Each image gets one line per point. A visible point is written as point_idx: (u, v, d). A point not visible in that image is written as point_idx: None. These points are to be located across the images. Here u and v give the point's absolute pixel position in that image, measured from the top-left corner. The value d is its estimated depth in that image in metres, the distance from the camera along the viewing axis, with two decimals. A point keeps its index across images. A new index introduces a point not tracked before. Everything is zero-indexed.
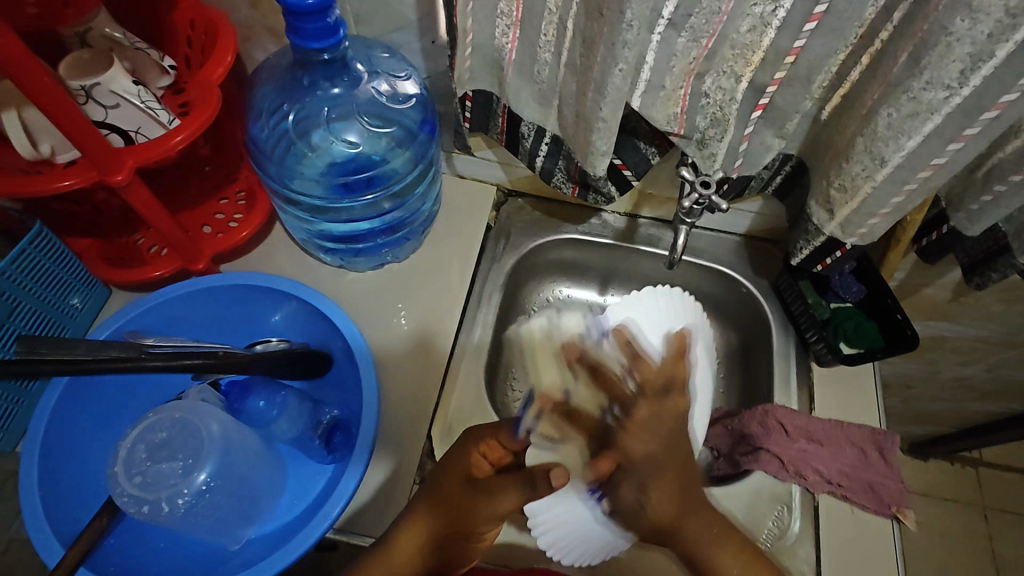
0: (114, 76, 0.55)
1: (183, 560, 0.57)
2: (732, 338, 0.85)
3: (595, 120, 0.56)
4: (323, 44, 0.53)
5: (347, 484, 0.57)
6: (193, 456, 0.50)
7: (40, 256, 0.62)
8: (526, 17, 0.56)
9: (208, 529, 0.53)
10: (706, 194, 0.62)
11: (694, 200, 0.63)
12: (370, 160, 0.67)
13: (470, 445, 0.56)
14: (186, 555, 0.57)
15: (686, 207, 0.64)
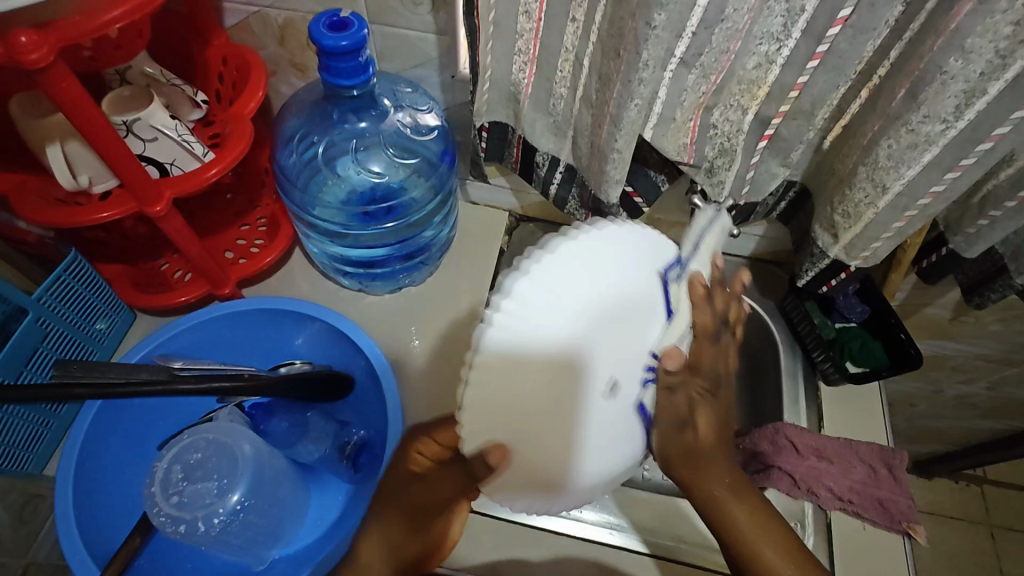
0: (153, 111, 0.58)
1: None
2: (739, 358, 0.87)
3: (611, 151, 0.59)
4: (353, 82, 0.55)
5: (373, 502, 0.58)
6: (227, 477, 0.51)
7: (73, 282, 0.64)
8: (544, 55, 0.60)
9: (237, 549, 0.54)
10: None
11: None
12: (391, 189, 0.70)
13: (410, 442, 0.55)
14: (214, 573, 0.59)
15: None
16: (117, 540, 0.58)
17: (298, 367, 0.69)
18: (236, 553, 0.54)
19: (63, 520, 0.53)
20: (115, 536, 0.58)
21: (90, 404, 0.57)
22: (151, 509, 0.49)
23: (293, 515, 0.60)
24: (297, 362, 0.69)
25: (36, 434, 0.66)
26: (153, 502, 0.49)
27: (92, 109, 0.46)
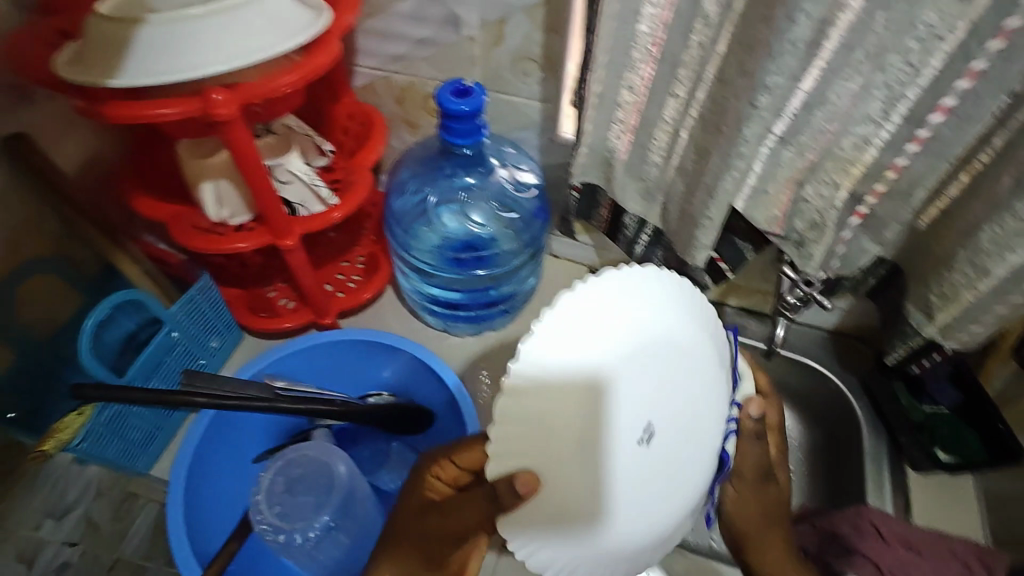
0: (292, 158, 0.65)
1: None
2: (818, 432, 0.86)
3: (702, 218, 0.62)
4: (466, 141, 0.61)
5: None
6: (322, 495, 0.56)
7: (202, 301, 0.71)
8: (641, 125, 0.63)
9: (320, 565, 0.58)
10: (808, 290, 0.68)
11: (797, 295, 0.70)
12: (485, 239, 0.75)
13: (424, 468, 0.54)
14: None
15: (789, 302, 0.71)
16: (212, 547, 0.62)
17: (385, 400, 0.73)
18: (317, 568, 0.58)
19: (174, 521, 0.56)
20: (210, 543, 0.62)
21: (204, 413, 0.62)
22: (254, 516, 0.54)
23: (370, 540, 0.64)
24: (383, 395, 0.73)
25: (150, 437, 0.72)
26: (257, 510, 0.54)
27: (255, 156, 0.53)
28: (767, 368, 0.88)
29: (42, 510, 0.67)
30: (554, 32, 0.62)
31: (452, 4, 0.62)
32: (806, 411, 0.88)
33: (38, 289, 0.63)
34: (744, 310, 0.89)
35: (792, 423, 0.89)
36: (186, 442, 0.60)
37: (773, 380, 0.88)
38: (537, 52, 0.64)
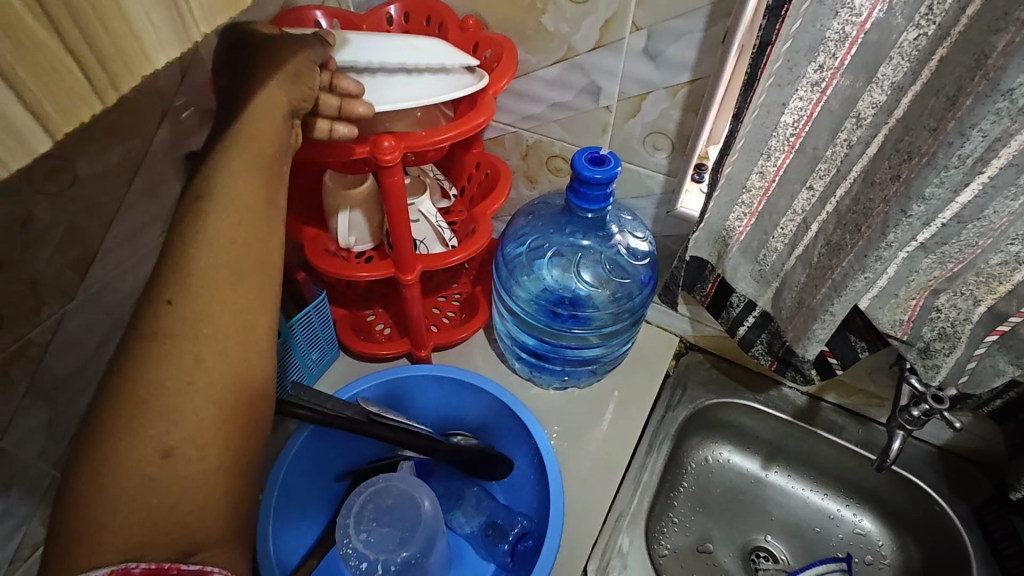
0: (424, 199, 0.70)
1: None
2: (914, 555, 0.79)
3: (822, 312, 0.61)
4: (591, 206, 0.63)
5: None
6: (407, 530, 0.59)
7: (314, 318, 0.75)
8: (767, 211, 0.63)
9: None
10: (936, 406, 0.64)
11: (923, 410, 0.64)
12: (586, 299, 0.76)
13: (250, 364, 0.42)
14: None
15: (912, 416, 0.65)
16: (291, 561, 0.64)
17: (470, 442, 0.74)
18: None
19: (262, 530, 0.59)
20: (290, 556, 0.64)
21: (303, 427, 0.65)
22: (342, 537, 0.58)
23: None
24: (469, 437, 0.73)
25: None
26: (347, 533, 0.58)
27: (399, 197, 0.56)
28: (861, 474, 0.82)
29: None
30: (692, 111, 0.63)
31: (596, 76, 0.65)
32: (900, 529, 0.81)
33: None
34: (841, 409, 0.84)
35: (884, 539, 0.82)
36: (282, 455, 0.63)
37: (865, 487, 0.83)
38: (672, 129, 0.66)
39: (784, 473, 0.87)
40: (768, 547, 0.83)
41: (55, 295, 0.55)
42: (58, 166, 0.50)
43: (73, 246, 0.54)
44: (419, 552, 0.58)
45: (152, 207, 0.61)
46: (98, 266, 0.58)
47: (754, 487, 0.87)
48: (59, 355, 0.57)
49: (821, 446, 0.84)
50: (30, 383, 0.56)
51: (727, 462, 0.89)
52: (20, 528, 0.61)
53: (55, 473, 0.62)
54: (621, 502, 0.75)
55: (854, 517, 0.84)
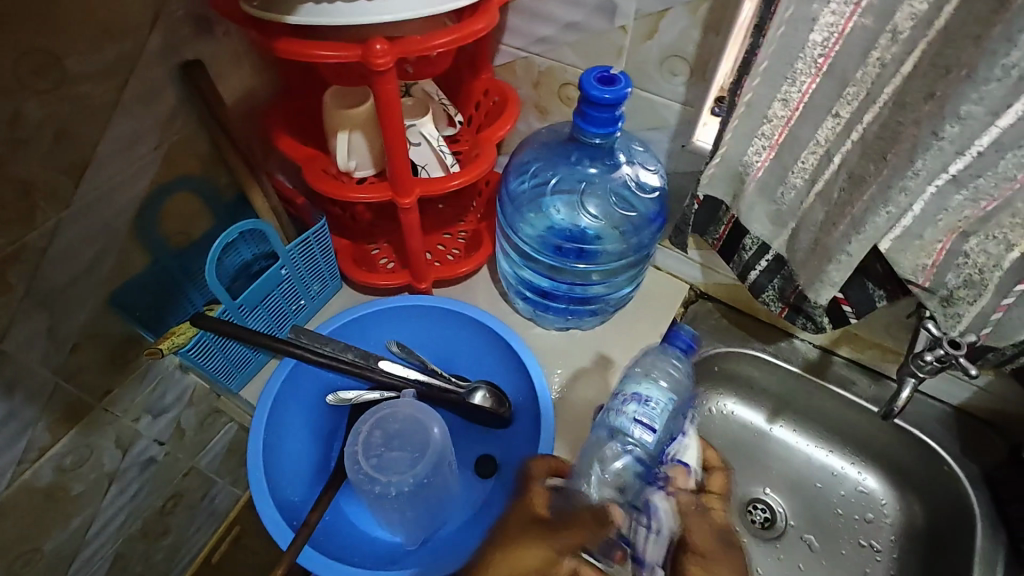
0: (425, 121, 0.67)
1: (365, 544, 0.63)
2: (917, 516, 0.77)
3: (839, 252, 0.58)
4: (599, 131, 0.60)
5: (512, 519, 0.58)
6: (416, 452, 0.59)
7: (314, 243, 0.73)
8: (788, 144, 0.59)
9: (405, 522, 0.62)
10: (951, 351, 0.59)
11: (937, 356, 0.60)
12: (592, 236, 0.73)
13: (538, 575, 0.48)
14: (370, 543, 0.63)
15: (924, 362, 0.61)
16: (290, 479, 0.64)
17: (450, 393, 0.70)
18: (397, 523, 0.62)
19: (254, 443, 0.60)
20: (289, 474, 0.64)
21: (284, 363, 0.64)
22: (352, 464, 0.59)
23: (447, 502, 0.64)
24: (484, 394, 0.69)
25: (245, 360, 0.73)
26: (356, 459, 0.59)
27: (396, 108, 0.53)
28: (869, 431, 0.80)
29: (143, 408, 0.75)
30: (715, 30, 0.58)
31: None
32: (905, 487, 0.79)
33: (181, 205, 0.68)
34: (855, 365, 0.81)
35: (887, 499, 0.80)
36: (267, 390, 0.62)
37: (871, 445, 0.81)
38: (691, 51, 0.61)
39: (789, 427, 0.86)
40: (766, 499, 0.82)
41: (49, 199, 0.54)
42: (45, 63, 0.49)
43: (64, 150, 0.54)
44: (428, 473, 0.59)
45: (146, 118, 0.60)
46: (92, 174, 0.57)
47: (757, 440, 0.86)
48: (56, 262, 0.57)
49: (830, 401, 0.81)
50: (27, 287, 0.56)
51: (730, 414, 0.87)
52: (26, 431, 0.63)
53: (58, 380, 0.63)
54: None
55: (857, 475, 0.82)
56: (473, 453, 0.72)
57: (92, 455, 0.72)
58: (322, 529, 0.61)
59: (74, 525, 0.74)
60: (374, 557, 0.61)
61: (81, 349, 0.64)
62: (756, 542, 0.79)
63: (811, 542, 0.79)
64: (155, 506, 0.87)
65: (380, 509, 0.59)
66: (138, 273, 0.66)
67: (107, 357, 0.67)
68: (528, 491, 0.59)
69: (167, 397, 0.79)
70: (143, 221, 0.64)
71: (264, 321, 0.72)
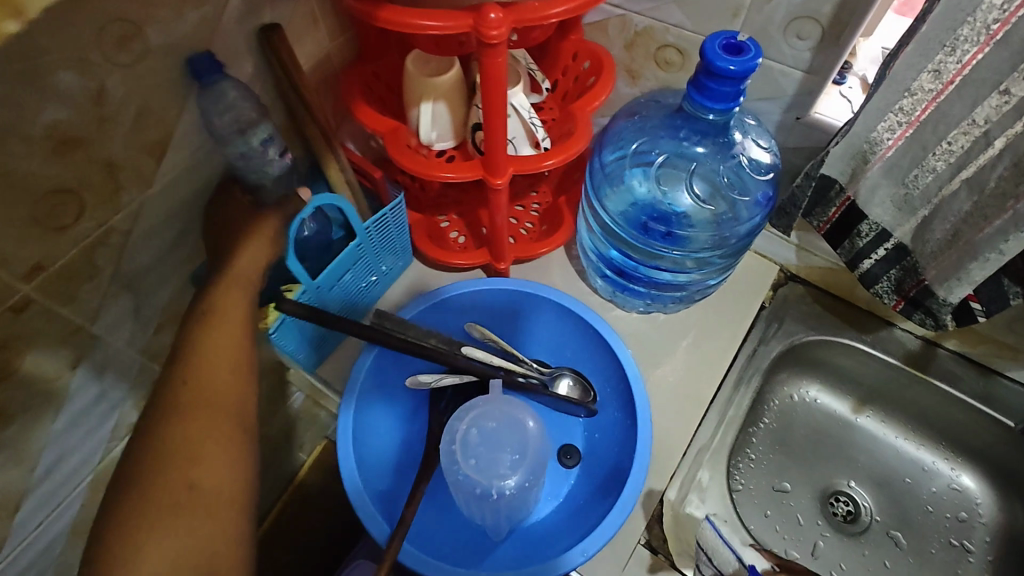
0: (517, 91, 0.61)
1: (456, 530, 0.62)
2: (1018, 519, 0.73)
3: (987, 249, 0.52)
4: (718, 105, 0.54)
5: (610, 520, 0.56)
6: (517, 452, 0.58)
7: (391, 219, 0.70)
8: (935, 121, 0.52)
9: (492, 517, 0.60)
10: None
11: None
12: (684, 216, 0.68)
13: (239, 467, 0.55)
14: (462, 530, 0.62)
15: None
16: (378, 463, 0.64)
17: (532, 380, 0.68)
18: (486, 518, 0.60)
19: (343, 430, 0.61)
20: (378, 460, 0.64)
21: (369, 350, 0.64)
22: (450, 464, 0.57)
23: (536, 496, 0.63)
24: (569, 381, 0.68)
25: (321, 339, 0.71)
26: (454, 460, 0.57)
27: (501, 83, 0.48)
28: (969, 428, 0.75)
29: None
30: None
31: None
32: (1006, 488, 0.74)
33: None
34: (961, 357, 0.75)
35: (984, 498, 0.76)
36: (353, 378, 0.62)
37: (973, 442, 0.76)
38: (826, 13, 0.53)
39: (876, 418, 0.82)
40: (850, 493, 0.79)
41: (133, 178, 0.52)
42: (128, 33, 0.45)
43: (147, 127, 0.51)
44: (528, 475, 0.58)
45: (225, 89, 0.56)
46: (174, 150, 0.54)
47: (842, 430, 0.83)
48: (141, 244, 0.55)
49: (926, 394, 0.77)
50: (114, 271, 0.54)
51: (812, 401, 0.84)
52: (115, 408, 0.62)
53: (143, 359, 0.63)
54: (703, 436, 0.71)
55: (950, 471, 0.78)
56: (554, 442, 0.69)
57: None
58: (418, 522, 0.61)
59: None
60: (467, 545, 0.61)
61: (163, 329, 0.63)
62: (840, 536, 0.76)
63: (898, 539, 0.76)
64: None
65: (473, 507, 0.58)
66: None
67: None
68: (628, 494, 0.57)
69: None
70: (222, 197, 0.61)
71: (340, 300, 0.70)
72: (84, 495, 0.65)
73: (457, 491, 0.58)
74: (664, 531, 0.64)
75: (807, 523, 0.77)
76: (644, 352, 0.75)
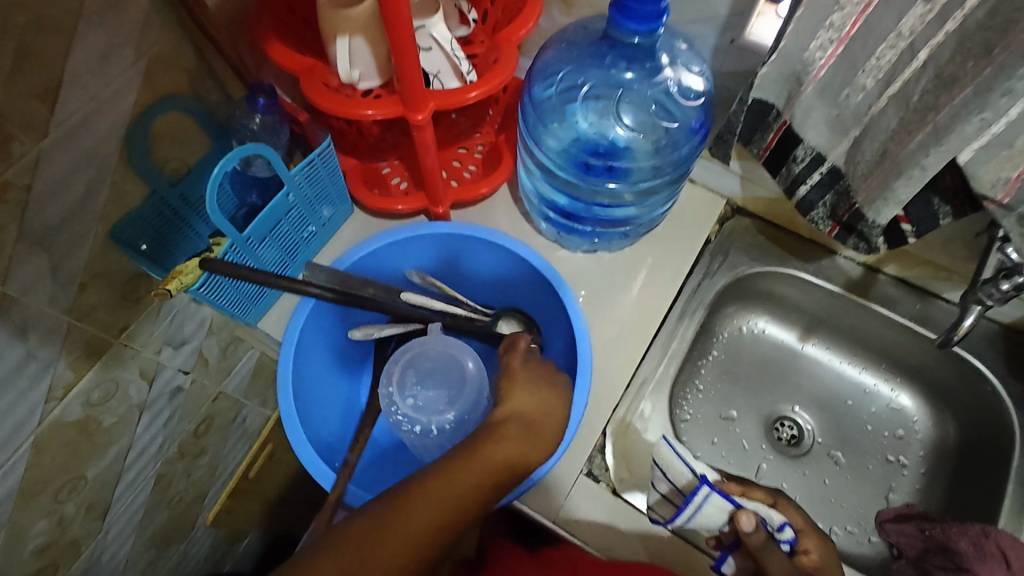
0: (436, 21, 0.58)
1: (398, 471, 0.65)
2: (950, 433, 0.76)
3: (911, 165, 0.51)
4: (641, 27, 0.51)
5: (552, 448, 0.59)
6: (454, 388, 0.63)
7: (320, 166, 0.67)
8: (865, 37, 0.50)
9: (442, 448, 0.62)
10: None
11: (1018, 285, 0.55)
12: (621, 148, 0.67)
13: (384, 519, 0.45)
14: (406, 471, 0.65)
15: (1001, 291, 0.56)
16: (319, 416, 0.65)
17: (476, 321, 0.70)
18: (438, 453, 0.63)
19: (283, 385, 0.60)
20: (319, 413, 0.65)
21: (303, 303, 0.63)
22: (390, 407, 0.63)
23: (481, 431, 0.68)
24: (514, 321, 0.69)
25: (259, 294, 0.70)
26: (393, 401, 0.63)
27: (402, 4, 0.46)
28: (906, 349, 0.77)
29: (163, 340, 0.74)
30: None
31: None
32: (941, 404, 0.77)
33: (173, 127, 0.62)
34: (900, 282, 0.76)
35: (920, 416, 0.78)
36: (290, 328, 0.61)
37: (914, 363, 0.78)
38: None
39: (822, 346, 0.84)
40: (794, 418, 0.82)
41: (21, 128, 0.48)
42: None
43: (30, 69, 0.47)
44: (467, 407, 0.62)
45: (117, 27, 0.52)
46: (67, 95, 0.50)
47: (789, 358, 0.84)
48: (45, 200, 0.52)
49: (868, 319, 0.78)
50: (19, 229, 0.51)
51: (760, 332, 0.85)
52: (47, 371, 0.61)
53: (71, 320, 0.61)
54: (646, 369, 0.72)
55: (890, 393, 0.80)
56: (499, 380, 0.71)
57: (119, 389, 0.72)
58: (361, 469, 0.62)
59: (112, 453, 0.76)
60: None
61: (87, 289, 0.61)
62: (782, 458, 0.79)
63: (838, 457, 0.79)
64: (188, 430, 0.89)
65: (421, 450, 0.62)
66: (136, 205, 0.61)
67: (117, 295, 0.65)
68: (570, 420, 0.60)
69: (186, 328, 0.77)
70: (132, 146, 0.58)
71: (274, 253, 0.68)
72: (27, 458, 0.64)
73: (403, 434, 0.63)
74: (606, 461, 0.66)
75: (751, 447, 0.80)
76: (592, 290, 0.74)
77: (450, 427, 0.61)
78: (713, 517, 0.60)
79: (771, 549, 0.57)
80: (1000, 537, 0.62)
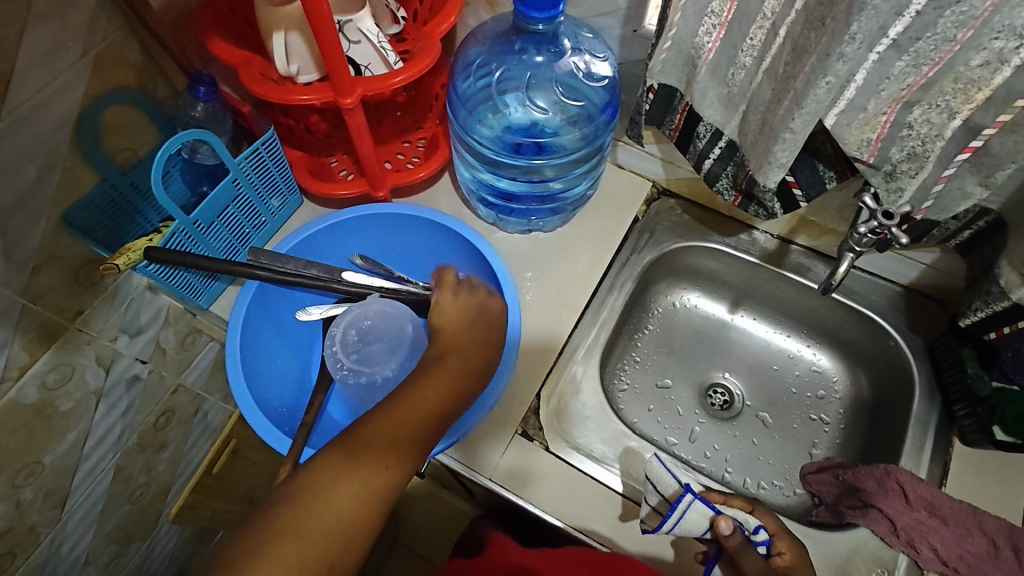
0: (363, 16, 0.64)
1: None
2: (864, 389, 0.82)
3: (783, 129, 0.57)
4: (542, 15, 0.58)
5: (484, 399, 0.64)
6: (391, 342, 0.68)
7: (265, 155, 0.72)
8: (738, 20, 0.56)
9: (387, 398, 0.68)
10: (885, 226, 0.61)
11: (871, 228, 0.62)
12: (545, 131, 0.74)
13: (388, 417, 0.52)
14: None
15: (860, 234, 0.63)
16: (271, 391, 0.69)
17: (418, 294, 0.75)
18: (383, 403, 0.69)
19: (233, 363, 0.64)
20: (272, 389, 0.69)
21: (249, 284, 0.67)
22: (334, 364, 0.67)
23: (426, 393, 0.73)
24: None
25: (209, 278, 0.74)
26: (338, 358, 0.67)
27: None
28: (822, 313, 0.83)
29: (119, 327, 0.77)
30: None
31: None
32: (856, 363, 0.83)
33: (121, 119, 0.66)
34: (812, 251, 0.83)
35: (839, 376, 0.85)
36: (236, 309, 0.65)
37: (830, 327, 0.83)
38: None
39: (749, 316, 0.90)
40: (725, 384, 0.87)
41: None
42: None
43: None
44: (406, 359, 0.67)
45: (65, 24, 0.57)
46: (16, 85, 0.55)
47: (720, 330, 0.90)
48: None
49: (786, 287, 0.84)
50: None
51: (691, 306, 0.91)
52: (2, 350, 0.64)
53: (24, 302, 0.64)
54: (577, 337, 0.76)
55: (812, 356, 0.86)
56: None
57: (75, 373, 0.74)
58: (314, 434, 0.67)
59: (69, 438, 0.78)
60: None
61: (41, 271, 0.64)
62: (714, 421, 0.84)
63: (765, 418, 0.84)
64: (148, 421, 0.92)
65: (366, 400, 0.68)
66: (87, 192, 0.66)
67: (72, 279, 0.68)
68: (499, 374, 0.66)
69: (142, 316, 0.80)
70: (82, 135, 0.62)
71: (224, 238, 0.72)
72: None
73: (347, 386, 0.67)
74: (540, 421, 0.70)
75: (686, 412, 0.85)
76: (535, 270, 0.80)
77: (392, 378, 0.67)
78: (695, 524, 0.59)
79: (747, 550, 0.59)
80: (900, 475, 0.64)
